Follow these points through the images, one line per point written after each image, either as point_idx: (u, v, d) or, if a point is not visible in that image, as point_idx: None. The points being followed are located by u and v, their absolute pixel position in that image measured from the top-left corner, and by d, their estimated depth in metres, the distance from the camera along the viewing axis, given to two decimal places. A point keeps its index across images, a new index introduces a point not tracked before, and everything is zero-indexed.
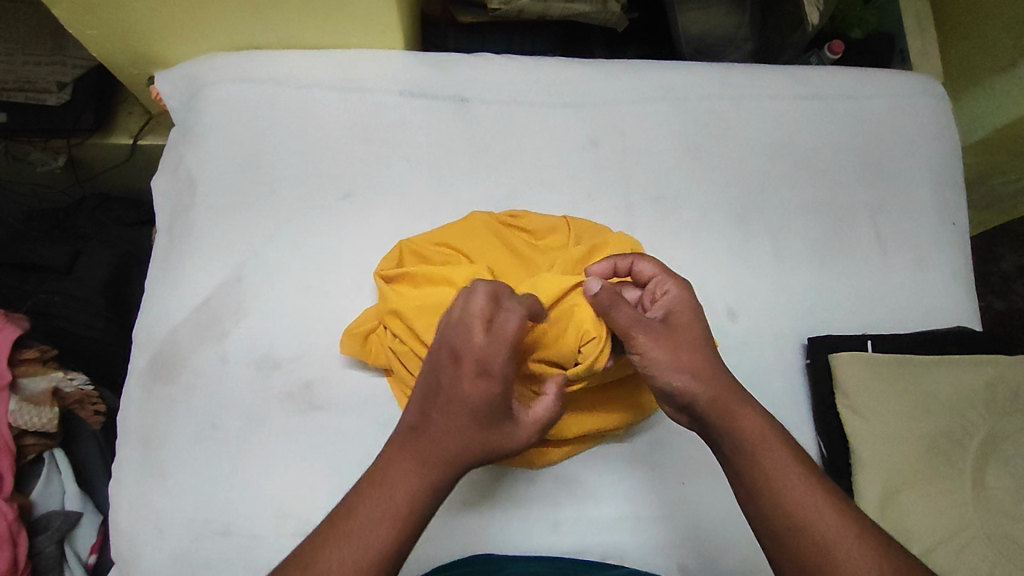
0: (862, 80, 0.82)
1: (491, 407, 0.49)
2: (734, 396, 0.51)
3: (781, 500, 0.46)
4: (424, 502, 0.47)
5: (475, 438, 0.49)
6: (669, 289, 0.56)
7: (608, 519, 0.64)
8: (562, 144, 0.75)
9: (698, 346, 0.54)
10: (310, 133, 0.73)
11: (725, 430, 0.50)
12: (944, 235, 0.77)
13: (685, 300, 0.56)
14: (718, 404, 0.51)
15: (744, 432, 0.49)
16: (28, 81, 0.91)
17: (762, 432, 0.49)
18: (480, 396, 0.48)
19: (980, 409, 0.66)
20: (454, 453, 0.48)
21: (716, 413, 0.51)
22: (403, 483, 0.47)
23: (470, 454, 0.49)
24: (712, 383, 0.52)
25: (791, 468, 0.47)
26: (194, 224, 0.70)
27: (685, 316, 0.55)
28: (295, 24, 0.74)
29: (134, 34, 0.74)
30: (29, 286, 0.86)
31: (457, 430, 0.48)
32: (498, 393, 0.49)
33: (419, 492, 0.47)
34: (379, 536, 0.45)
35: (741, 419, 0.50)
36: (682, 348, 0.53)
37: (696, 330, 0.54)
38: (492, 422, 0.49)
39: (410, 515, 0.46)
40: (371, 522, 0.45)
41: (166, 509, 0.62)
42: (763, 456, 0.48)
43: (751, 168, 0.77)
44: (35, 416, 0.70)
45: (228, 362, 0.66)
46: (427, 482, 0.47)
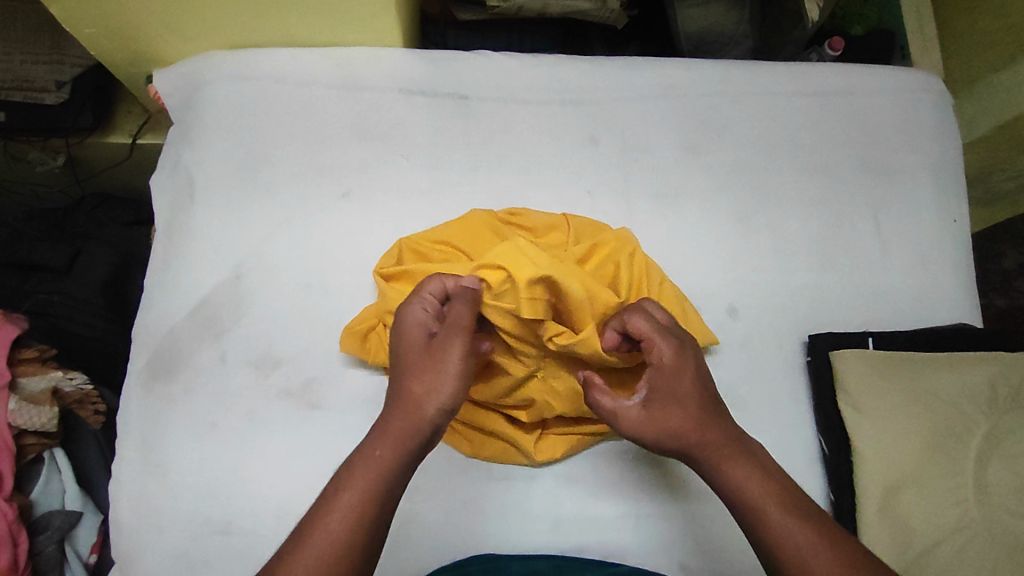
0: (863, 76, 0.82)
1: (415, 354, 0.54)
2: (733, 455, 0.51)
3: (773, 545, 0.47)
4: (373, 460, 0.49)
5: (408, 385, 0.52)
6: (658, 351, 0.54)
7: (609, 517, 0.64)
8: (561, 142, 0.75)
9: (693, 417, 0.52)
10: (309, 131, 0.73)
11: (716, 480, 0.51)
12: (945, 232, 0.77)
13: (671, 359, 0.54)
14: (706, 456, 0.51)
15: (732, 481, 0.50)
16: (25, 79, 0.90)
17: (754, 478, 0.50)
18: (404, 351, 0.55)
19: (981, 406, 0.65)
20: (397, 408, 0.52)
21: (709, 469, 0.51)
22: (356, 452, 0.50)
23: (410, 401, 0.52)
24: (700, 449, 0.52)
25: (782, 513, 0.48)
26: (193, 223, 0.70)
27: (672, 378, 0.53)
28: (293, 22, 0.74)
29: (133, 33, 0.74)
30: (29, 286, 0.86)
31: (395, 388, 0.53)
32: (416, 341, 0.54)
33: (371, 455, 0.49)
34: (349, 494, 0.47)
35: (731, 468, 0.50)
36: (670, 420, 0.52)
37: (681, 394, 0.53)
38: (422, 365, 0.53)
39: (363, 480, 0.48)
40: (330, 497, 0.47)
41: (166, 509, 0.62)
42: (753, 504, 0.49)
43: (751, 166, 0.76)
44: (34, 416, 0.70)
45: (227, 361, 0.66)
46: (376, 444, 0.50)
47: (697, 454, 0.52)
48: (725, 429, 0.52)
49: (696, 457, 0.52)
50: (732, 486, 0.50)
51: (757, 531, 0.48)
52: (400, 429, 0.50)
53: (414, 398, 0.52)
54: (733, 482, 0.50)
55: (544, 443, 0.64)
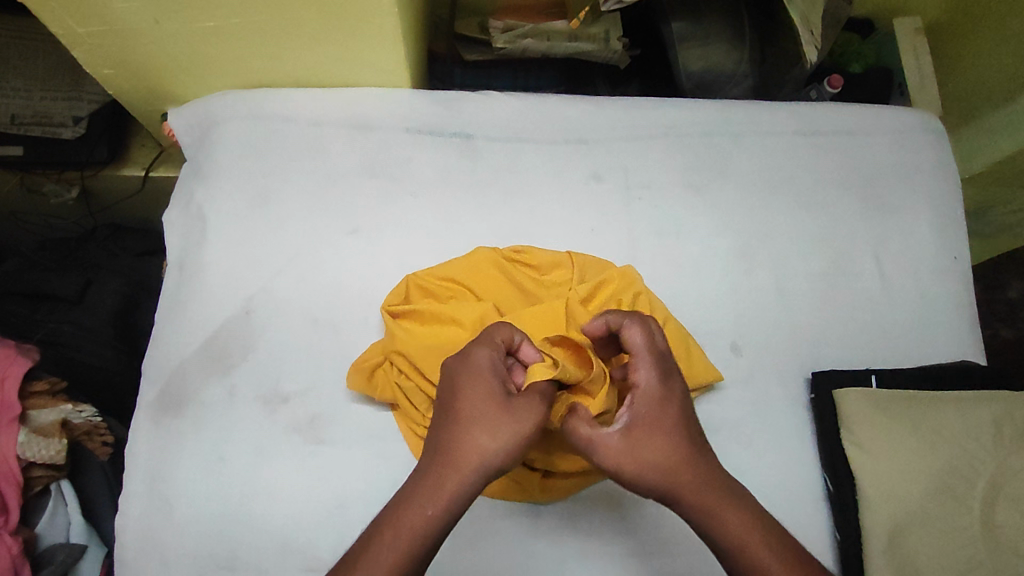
0: (861, 115, 0.83)
1: (487, 404, 0.50)
2: (722, 510, 0.50)
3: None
4: (422, 521, 0.47)
5: (471, 438, 0.49)
6: (638, 377, 0.53)
7: (614, 555, 0.64)
8: (566, 180, 0.77)
9: (677, 454, 0.50)
10: (319, 170, 0.75)
11: (714, 539, 0.50)
12: (946, 268, 0.78)
13: (655, 390, 0.52)
14: (699, 512, 0.50)
15: (730, 543, 0.49)
16: (44, 115, 0.94)
17: (753, 538, 0.49)
18: (472, 396, 0.50)
19: (986, 445, 0.65)
20: (454, 463, 0.49)
21: (699, 521, 0.50)
22: (407, 505, 0.48)
23: (470, 460, 0.49)
24: (688, 492, 0.50)
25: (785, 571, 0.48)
26: (205, 258, 0.71)
27: (661, 406, 0.52)
28: (304, 64, 0.76)
29: (150, 73, 0.76)
30: (39, 314, 0.88)
31: (454, 439, 0.49)
32: (487, 386, 0.50)
33: (420, 513, 0.47)
34: (394, 551, 0.46)
35: (731, 524, 0.49)
36: (656, 450, 0.50)
37: (662, 429, 0.51)
38: (491, 419, 0.49)
39: (410, 540, 0.47)
40: (375, 552, 0.46)
41: (172, 543, 0.62)
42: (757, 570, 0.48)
43: (752, 203, 0.78)
44: (43, 448, 0.71)
45: (235, 395, 0.66)
46: (434, 502, 0.48)
47: (689, 496, 0.50)
48: (711, 471, 0.51)
49: (677, 503, 0.50)
50: (734, 546, 0.49)
51: None
52: (451, 489, 0.48)
53: (473, 454, 0.49)
54: (733, 541, 0.49)
55: (549, 483, 0.63)
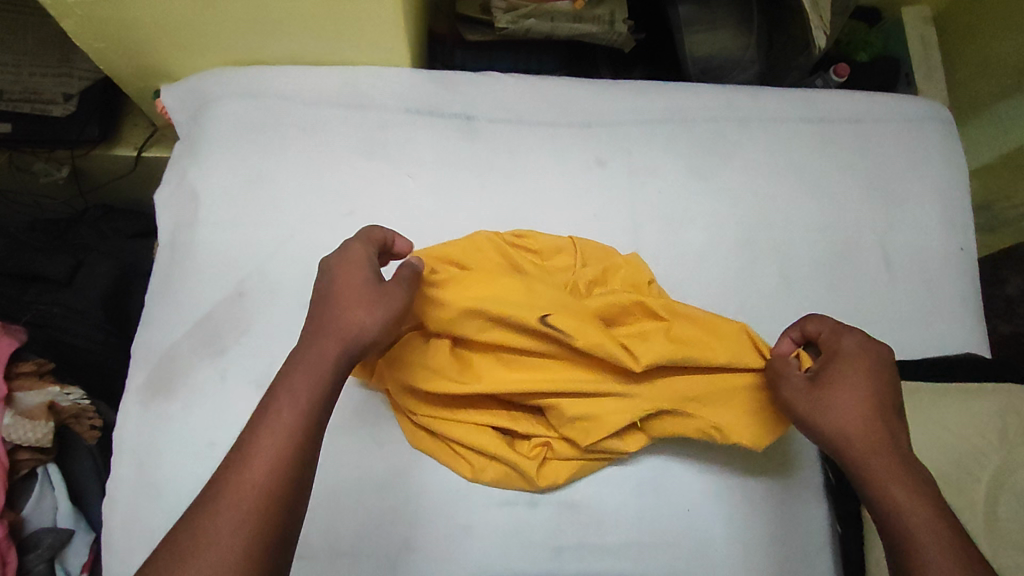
0: (868, 103, 0.82)
1: (359, 286, 0.52)
2: (891, 467, 0.52)
3: (911, 549, 0.49)
4: (312, 388, 0.48)
5: (349, 315, 0.51)
6: (842, 345, 0.58)
7: (613, 545, 0.63)
8: (567, 164, 0.75)
9: (871, 412, 0.55)
10: (314, 148, 0.73)
11: (871, 494, 0.52)
12: (951, 260, 0.77)
13: (857, 358, 0.57)
14: (871, 462, 0.53)
15: (892, 497, 0.51)
16: (34, 91, 0.91)
17: (907, 496, 0.51)
18: (344, 283, 0.52)
19: (992, 438, 0.64)
20: (334, 336, 0.50)
21: (867, 474, 0.53)
22: (288, 373, 0.49)
23: (347, 335, 0.51)
24: (865, 443, 0.54)
25: (933, 536, 0.49)
26: (196, 237, 0.70)
27: (865, 370, 0.56)
28: (300, 39, 0.74)
29: (142, 48, 0.74)
30: (28, 297, 0.85)
31: (335, 314, 0.51)
32: (362, 273, 0.53)
33: (304, 388, 0.48)
34: (285, 423, 0.46)
35: (896, 486, 0.51)
36: (861, 409, 0.55)
37: (870, 388, 0.56)
38: (365, 295, 0.52)
39: (298, 409, 0.47)
40: (265, 424, 0.46)
41: (161, 528, 0.61)
42: (914, 535, 0.49)
43: (757, 191, 0.76)
44: (29, 431, 0.69)
45: (227, 379, 0.65)
46: (314, 376, 0.48)
47: (860, 452, 0.54)
48: (893, 432, 0.54)
49: (846, 453, 0.54)
50: (890, 500, 0.51)
51: (905, 553, 0.49)
52: (313, 391, 0.48)
53: (352, 325, 0.51)
54: (895, 500, 0.51)
55: (547, 468, 0.62)
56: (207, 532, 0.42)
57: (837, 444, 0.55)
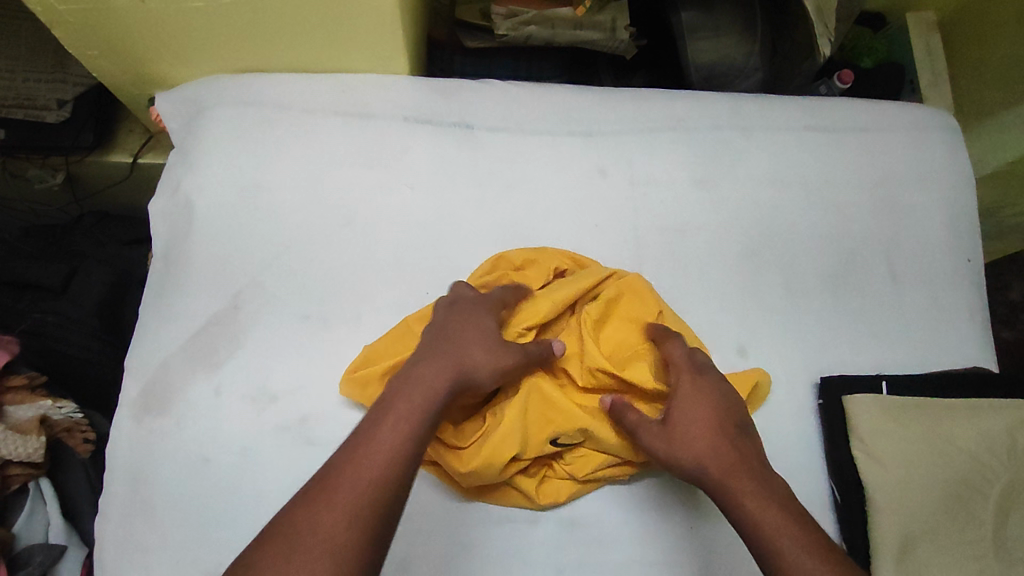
0: (873, 112, 0.81)
1: (474, 321, 0.56)
2: (745, 486, 0.51)
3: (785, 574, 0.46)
4: (416, 410, 0.48)
5: (467, 345, 0.54)
6: (676, 379, 0.58)
7: (616, 564, 0.61)
8: (568, 173, 0.74)
9: (713, 438, 0.54)
10: (312, 158, 0.72)
11: (736, 518, 0.50)
12: (958, 271, 0.76)
13: (689, 386, 0.57)
14: (730, 484, 0.51)
15: (765, 519, 0.49)
16: (27, 97, 0.90)
17: (781, 519, 0.48)
18: (461, 315, 0.57)
19: (1001, 456, 0.63)
20: (440, 359, 0.52)
21: (727, 500, 0.51)
22: (396, 392, 0.49)
23: (461, 361, 0.53)
24: (719, 468, 0.52)
25: (810, 558, 0.46)
26: (191, 249, 0.68)
27: (694, 402, 0.56)
28: (297, 47, 0.73)
29: (136, 55, 0.73)
30: (23, 305, 0.84)
31: (450, 344, 0.54)
32: (476, 310, 0.58)
33: (409, 405, 0.48)
34: (391, 438, 0.45)
35: (765, 508, 0.49)
36: (703, 440, 0.54)
37: (708, 413, 0.55)
38: (477, 327, 0.56)
39: (402, 427, 0.46)
40: (371, 437, 0.45)
41: (153, 547, 0.59)
42: (782, 554, 0.46)
43: (761, 200, 0.75)
44: (19, 446, 0.68)
45: (222, 394, 0.64)
46: (421, 397, 0.49)
47: (715, 477, 0.52)
48: (746, 455, 0.53)
49: (708, 485, 0.52)
50: (759, 526, 0.48)
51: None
52: (425, 410, 0.48)
53: (463, 355, 0.53)
54: (758, 520, 0.49)
55: (546, 486, 0.61)
56: (292, 544, 0.40)
57: (708, 480, 0.52)
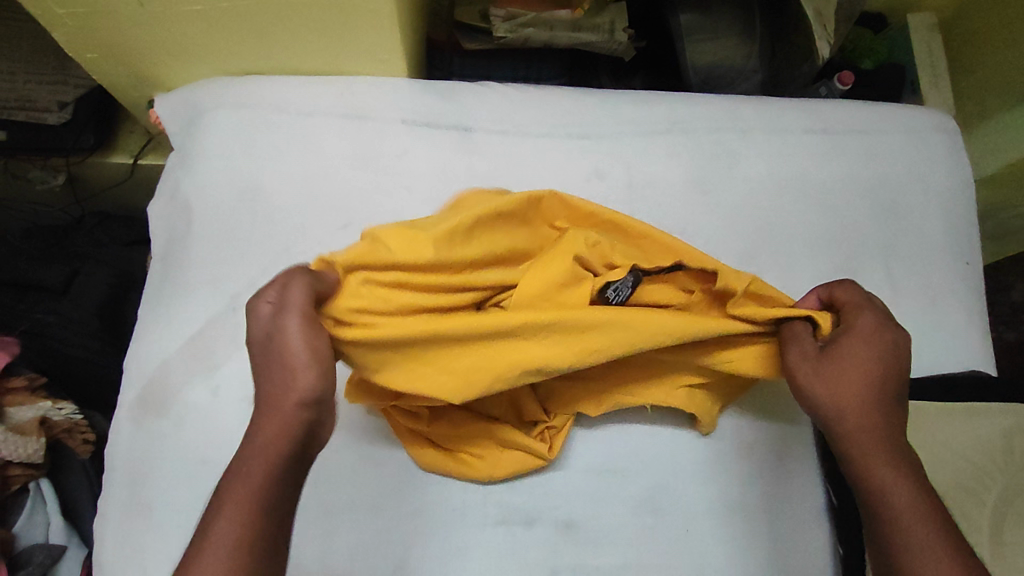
0: (872, 114, 0.81)
1: (286, 349, 0.44)
2: (883, 455, 0.52)
3: (899, 547, 0.49)
4: (253, 479, 0.44)
5: (285, 383, 0.44)
6: (856, 322, 0.55)
7: (611, 567, 0.61)
8: (565, 175, 0.74)
9: (867, 393, 0.53)
10: (310, 161, 0.72)
11: (867, 482, 0.52)
12: (956, 274, 0.76)
13: (867, 333, 0.54)
14: (868, 448, 0.52)
15: (896, 500, 0.50)
16: (28, 100, 0.90)
17: (912, 506, 0.50)
18: (280, 342, 0.45)
19: (996, 459, 0.63)
20: (264, 412, 0.45)
21: (856, 456, 0.53)
22: (240, 454, 0.45)
23: (281, 406, 0.45)
24: (856, 421, 0.53)
25: (928, 531, 0.49)
26: (190, 251, 0.69)
27: (862, 351, 0.54)
28: (295, 49, 0.73)
29: (135, 58, 0.73)
30: (24, 305, 0.84)
31: (267, 383, 0.46)
32: (279, 335, 0.45)
33: (247, 478, 0.44)
34: (233, 520, 0.43)
35: (892, 482, 0.51)
36: (849, 386, 0.53)
37: (864, 362, 0.53)
38: (276, 353, 0.45)
39: (244, 503, 0.43)
40: (215, 517, 0.43)
41: (150, 548, 0.60)
42: (907, 533, 0.49)
43: (758, 203, 0.75)
44: (18, 447, 0.68)
45: (220, 396, 0.64)
46: (257, 464, 0.44)
47: (850, 426, 0.53)
48: (892, 416, 0.53)
49: (839, 432, 0.53)
50: (894, 503, 0.50)
51: (887, 532, 0.50)
52: (259, 480, 0.44)
53: (275, 397, 0.45)
54: (883, 487, 0.51)
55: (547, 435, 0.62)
56: None
57: (846, 433, 0.53)
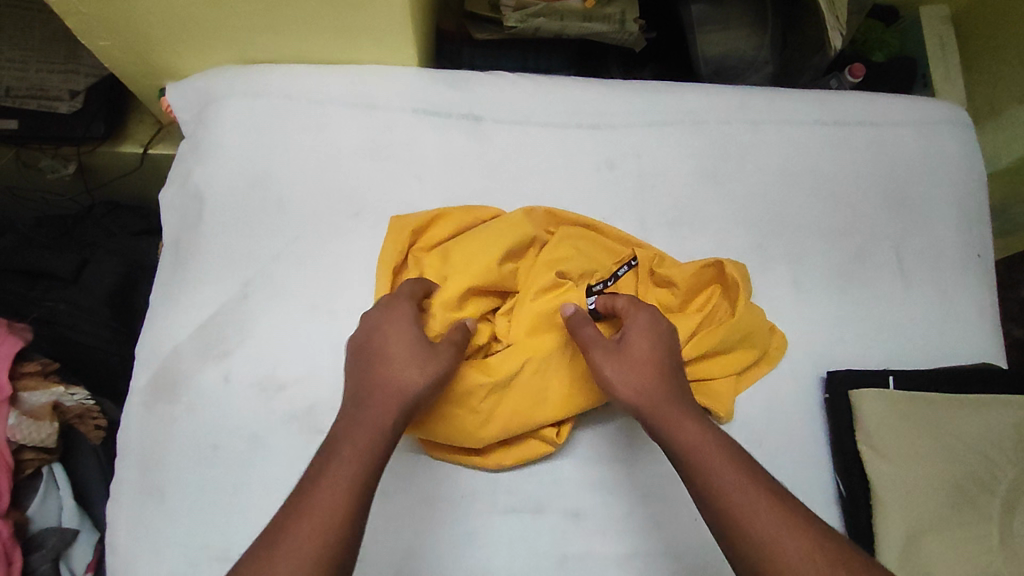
0: (884, 106, 0.80)
1: (409, 341, 0.53)
2: (681, 416, 0.51)
3: (720, 499, 0.46)
4: (366, 447, 0.47)
5: (403, 373, 0.51)
6: (631, 316, 0.58)
7: (621, 555, 0.62)
8: (575, 165, 0.74)
9: (653, 372, 0.54)
10: (321, 150, 0.72)
11: (668, 441, 0.51)
12: (967, 267, 0.75)
13: (645, 325, 0.57)
14: (665, 413, 0.52)
15: (684, 442, 0.50)
16: (40, 88, 0.91)
17: (706, 442, 0.50)
18: (399, 338, 0.53)
19: (1008, 452, 0.63)
20: (377, 393, 0.50)
21: (661, 426, 0.52)
22: (341, 429, 0.49)
23: (395, 392, 0.50)
24: (654, 397, 0.53)
25: (733, 477, 0.47)
26: (201, 238, 0.69)
27: (642, 339, 0.56)
28: (307, 37, 0.73)
29: (147, 46, 0.73)
30: (35, 293, 0.85)
31: (378, 373, 0.51)
32: (407, 330, 0.54)
33: (352, 446, 0.47)
34: (345, 477, 0.45)
35: (694, 435, 0.50)
36: (640, 369, 0.54)
37: (653, 350, 0.56)
38: (408, 349, 0.53)
39: (353, 465, 0.46)
40: (323, 477, 0.45)
41: (163, 530, 0.60)
42: (708, 470, 0.48)
43: (768, 194, 0.75)
44: (34, 432, 0.69)
45: (231, 382, 0.64)
46: (368, 433, 0.48)
47: (654, 402, 0.53)
48: (677, 393, 0.54)
49: (649, 413, 0.53)
50: (689, 448, 0.49)
51: (708, 500, 0.47)
52: (369, 446, 0.47)
53: (389, 383, 0.51)
54: (692, 449, 0.49)
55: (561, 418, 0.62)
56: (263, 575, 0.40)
57: (644, 408, 0.53)
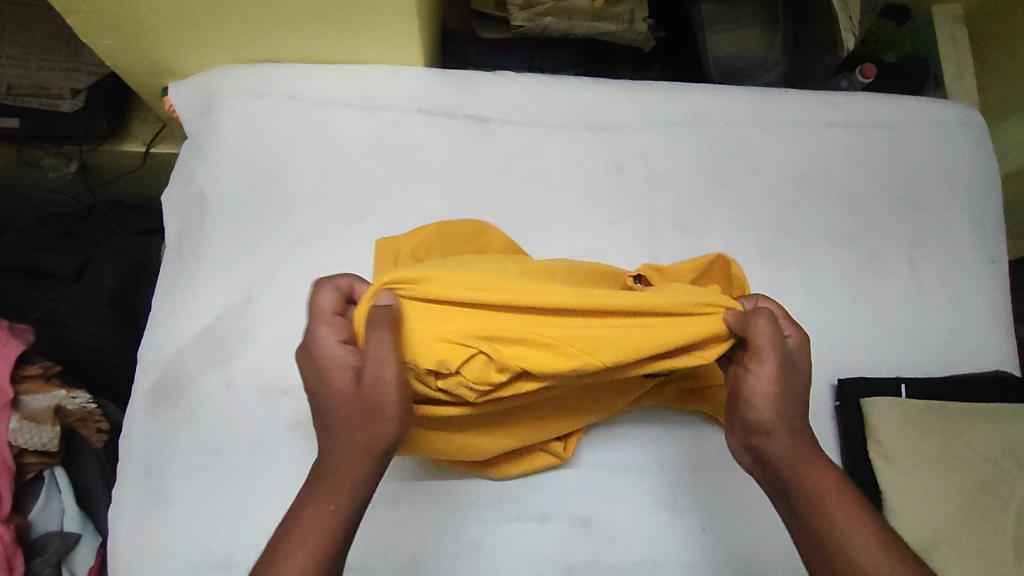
0: (897, 107, 0.79)
1: (347, 388, 0.44)
2: (811, 463, 0.46)
3: (847, 565, 0.42)
4: (330, 517, 0.42)
5: (354, 429, 0.43)
6: (790, 334, 0.50)
7: (627, 564, 0.61)
8: (583, 168, 0.73)
9: (794, 409, 0.48)
10: (325, 151, 0.71)
11: (794, 490, 0.46)
12: (980, 272, 0.74)
13: (803, 351, 0.50)
14: (795, 458, 0.46)
15: (812, 490, 0.45)
16: (41, 86, 0.90)
17: (833, 493, 0.45)
18: (339, 385, 0.44)
19: (1022, 463, 0.62)
20: (336, 452, 0.44)
21: (788, 471, 0.46)
22: (304, 497, 0.43)
23: (356, 447, 0.43)
24: (787, 438, 0.47)
25: (864, 541, 0.43)
26: (204, 241, 0.68)
27: (795, 368, 0.49)
28: (311, 36, 0.72)
29: (149, 44, 0.72)
30: (36, 293, 0.85)
31: (333, 425, 0.44)
32: (345, 375, 0.44)
33: (316, 519, 0.42)
34: (303, 559, 0.41)
35: (829, 488, 0.45)
36: (786, 404, 0.48)
37: (799, 381, 0.48)
38: (351, 402, 0.44)
39: (315, 542, 0.41)
40: (281, 558, 0.41)
41: (166, 538, 0.60)
42: (837, 531, 0.43)
43: (779, 198, 0.74)
44: (36, 435, 0.68)
45: (235, 387, 0.64)
46: (331, 502, 0.43)
47: (788, 446, 0.47)
48: (807, 434, 0.48)
49: (773, 453, 0.47)
50: (816, 500, 0.45)
51: (831, 561, 0.43)
52: (334, 516, 0.42)
53: (349, 439, 0.44)
54: (830, 506, 0.44)
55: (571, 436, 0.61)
56: None
57: (782, 448, 0.47)
